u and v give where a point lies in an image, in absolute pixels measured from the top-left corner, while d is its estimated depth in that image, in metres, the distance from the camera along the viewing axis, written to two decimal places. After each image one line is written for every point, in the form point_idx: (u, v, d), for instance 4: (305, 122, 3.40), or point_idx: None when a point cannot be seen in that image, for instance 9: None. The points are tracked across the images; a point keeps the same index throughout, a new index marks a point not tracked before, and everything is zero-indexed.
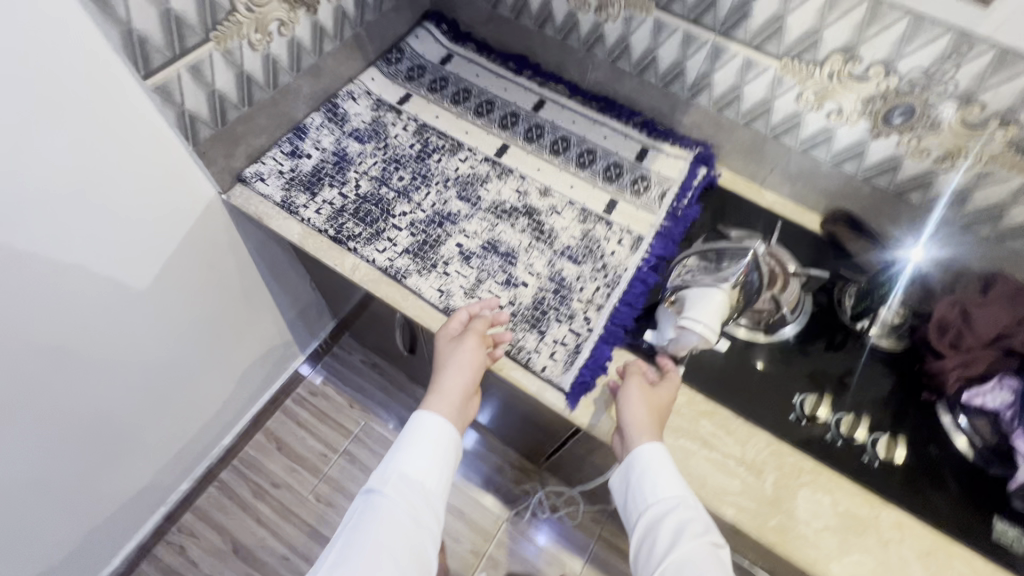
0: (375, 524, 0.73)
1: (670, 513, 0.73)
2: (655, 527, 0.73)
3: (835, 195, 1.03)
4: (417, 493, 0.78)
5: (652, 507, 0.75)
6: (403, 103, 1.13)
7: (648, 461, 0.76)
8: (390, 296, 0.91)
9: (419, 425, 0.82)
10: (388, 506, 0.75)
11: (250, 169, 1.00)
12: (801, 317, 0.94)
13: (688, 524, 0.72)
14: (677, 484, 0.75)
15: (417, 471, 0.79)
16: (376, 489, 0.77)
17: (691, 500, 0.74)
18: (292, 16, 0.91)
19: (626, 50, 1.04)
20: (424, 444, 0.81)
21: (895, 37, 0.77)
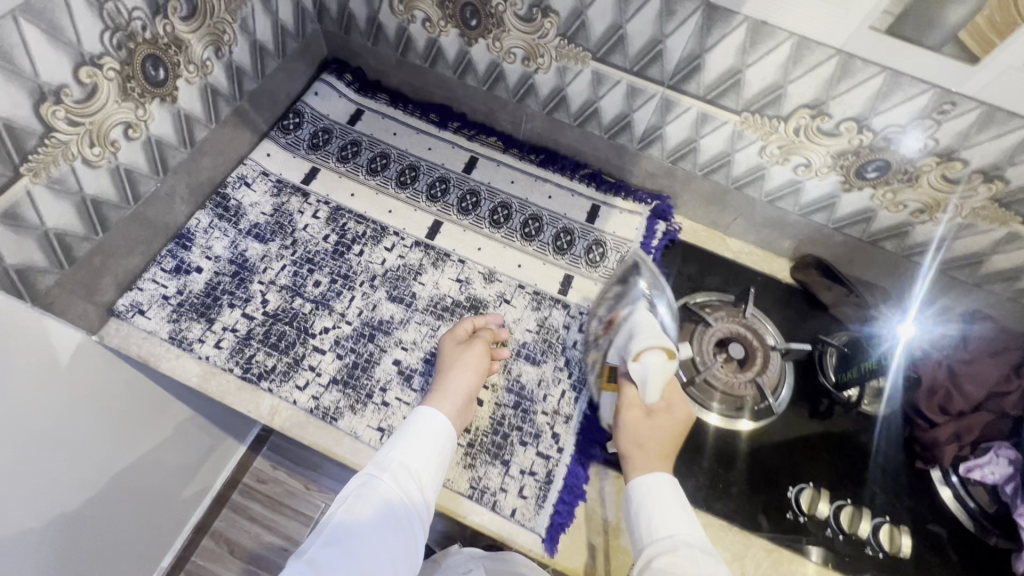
0: (367, 512, 0.61)
1: (664, 552, 0.59)
2: (646, 567, 0.59)
3: (804, 241, 0.94)
4: (412, 489, 0.65)
5: (645, 545, 0.61)
6: (308, 182, 0.95)
7: (642, 494, 0.64)
8: (321, 443, 0.76)
9: (419, 419, 0.70)
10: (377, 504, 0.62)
11: (124, 299, 0.81)
12: (784, 400, 0.84)
13: (686, 566, 0.57)
14: (678, 521, 0.62)
15: (416, 467, 0.66)
16: (370, 479, 0.64)
17: (699, 541, 0.60)
18: (142, 114, 0.71)
19: (562, 102, 0.90)
20: (427, 441, 0.68)
21: (870, 94, 0.67)
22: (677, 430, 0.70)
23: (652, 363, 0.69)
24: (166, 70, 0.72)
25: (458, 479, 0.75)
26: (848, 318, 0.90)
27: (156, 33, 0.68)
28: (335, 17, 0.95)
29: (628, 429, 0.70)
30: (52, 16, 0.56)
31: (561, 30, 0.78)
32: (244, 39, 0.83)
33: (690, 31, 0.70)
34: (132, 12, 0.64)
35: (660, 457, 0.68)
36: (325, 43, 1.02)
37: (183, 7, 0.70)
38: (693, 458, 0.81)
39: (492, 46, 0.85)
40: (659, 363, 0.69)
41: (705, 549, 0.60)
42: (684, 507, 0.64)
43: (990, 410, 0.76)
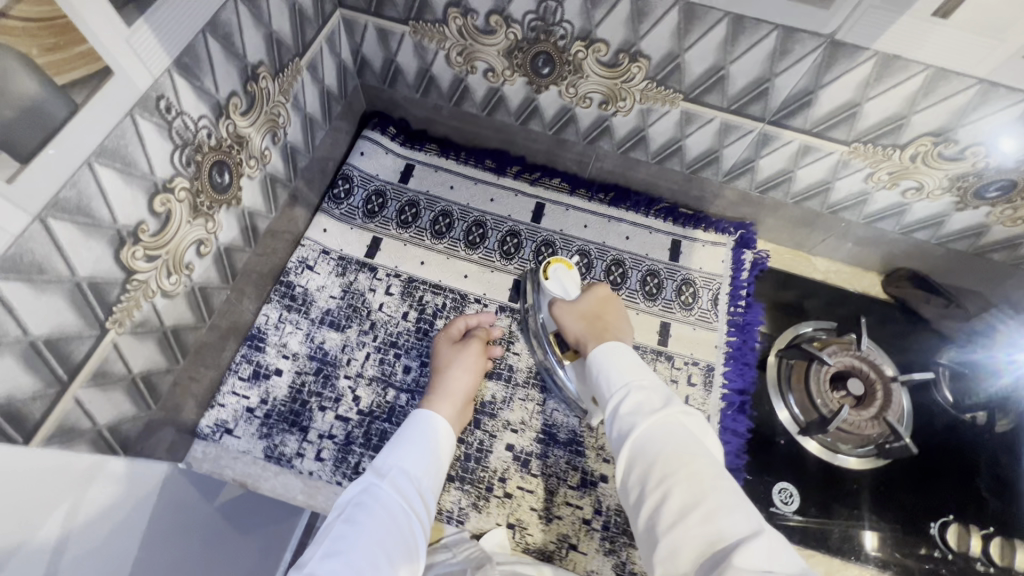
0: (366, 520, 0.55)
1: (625, 398, 0.57)
2: (614, 423, 0.56)
3: (900, 255, 0.91)
4: (409, 494, 0.59)
5: (609, 399, 0.59)
6: (373, 254, 0.88)
7: (603, 357, 0.62)
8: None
9: (412, 423, 0.66)
10: (375, 507, 0.56)
11: (207, 419, 0.75)
12: (908, 424, 0.82)
13: (646, 404, 0.56)
14: (639, 374, 0.60)
15: (411, 470, 0.61)
16: (364, 486, 0.59)
17: (653, 385, 0.58)
18: (211, 226, 0.64)
19: (641, 141, 0.83)
20: (420, 441, 0.64)
21: (1008, 118, 0.62)
22: (617, 318, 0.71)
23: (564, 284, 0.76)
24: (230, 172, 0.64)
25: (602, 569, 0.71)
26: (951, 331, 0.88)
27: (219, 136, 0.60)
28: (379, 72, 0.87)
29: (566, 314, 0.72)
30: (125, 151, 0.48)
31: (649, 74, 0.71)
32: (295, 115, 0.75)
33: (804, 68, 0.64)
34: (198, 122, 0.56)
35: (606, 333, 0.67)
36: (365, 97, 0.94)
37: (242, 101, 0.62)
38: (831, 506, 0.78)
39: (565, 92, 0.79)
40: (565, 275, 0.77)
41: (657, 386, 0.58)
42: (644, 363, 0.61)
43: None
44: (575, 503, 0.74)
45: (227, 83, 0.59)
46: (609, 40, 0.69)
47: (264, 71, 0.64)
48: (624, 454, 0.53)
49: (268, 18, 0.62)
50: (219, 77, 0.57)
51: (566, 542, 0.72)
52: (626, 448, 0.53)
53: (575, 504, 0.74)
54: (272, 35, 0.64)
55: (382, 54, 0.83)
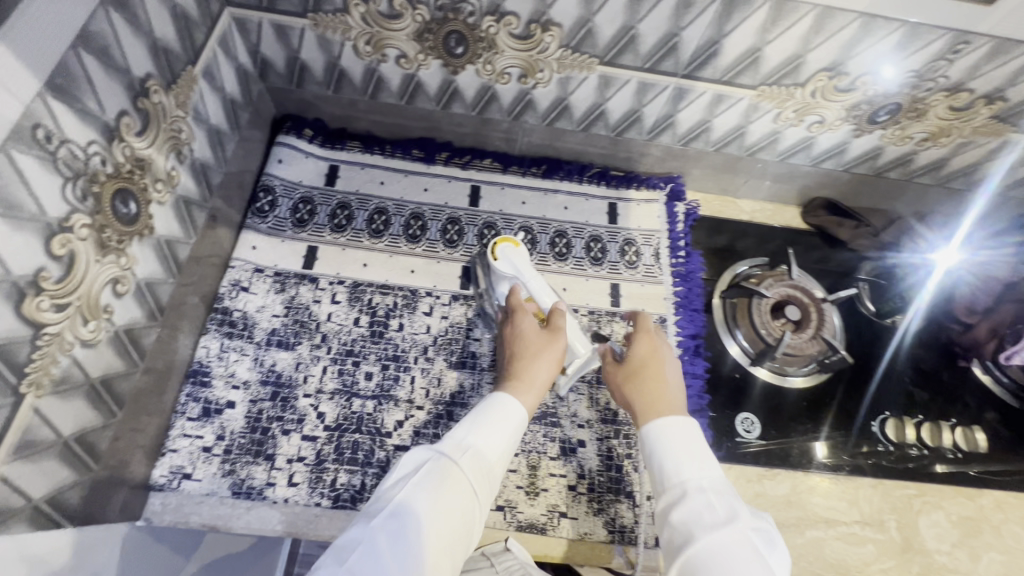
0: (436, 489, 0.51)
1: (680, 501, 0.54)
2: (665, 527, 0.53)
3: (813, 187, 0.98)
4: (478, 475, 0.55)
5: (660, 498, 0.56)
6: (311, 264, 0.84)
7: (656, 435, 0.60)
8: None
9: (491, 403, 0.62)
10: (447, 481, 0.52)
11: (161, 468, 0.69)
12: (841, 337, 0.90)
13: (706, 514, 0.51)
14: (697, 471, 0.55)
15: (484, 452, 0.57)
16: (439, 454, 0.55)
17: (718, 489, 0.54)
18: (126, 261, 0.58)
19: (565, 110, 0.84)
20: (499, 426, 0.60)
21: (888, 47, 0.68)
22: (666, 376, 0.68)
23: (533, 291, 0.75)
24: (136, 201, 0.58)
25: (595, 529, 0.73)
26: (866, 249, 0.95)
27: (116, 162, 0.55)
28: (283, 72, 0.81)
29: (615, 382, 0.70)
30: (5, 193, 0.43)
31: (563, 42, 0.71)
32: (199, 129, 0.70)
33: (708, 19, 0.66)
34: (88, 149, 0.51)
35: (654, 397, 0.64)
36: (272, 101, 0.88)
37: (135, 120, 0.57)
38: (789, 425, 0.84)
39: (482, 70, 0.77)
40: (513, 253, 0.76)
41: (719, 489, 0.54)
42: (705, 449, 0.58)
43: (1011, 301, 0.86)
44: (558, 473, 0.75)
45: (114, 101, 0.53)
46: (519, 12, 0.68)
47: (155, 84, 0.59)
48: (677, 565, 0.50)
49: (148, 24, 0.56)
50: (103, 96, 0.52)
51: (556, 511, 0.73)
52: (680, 560, 0.50)
53: (559, 473, 0.75)
54: (157, 42, 0.58)
55: (284, 53, 0.78)
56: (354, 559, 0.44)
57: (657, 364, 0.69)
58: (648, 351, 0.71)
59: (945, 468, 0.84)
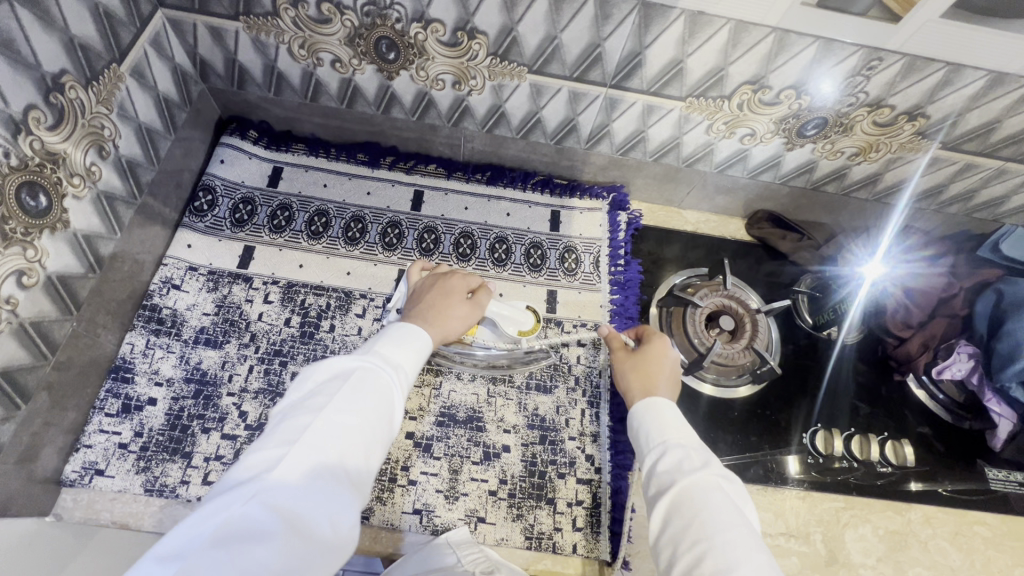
0: (347, 400, 0.48)
1: (662, 455, 0.56)
2: (650, 483, 0.55)
3: (755, 199, 0.99)
4: (399, 382, 0.54)
5: (645, 459, 0.58)
6: (245, 264, 0.84)
7: (644, 414, 0.61)
8: (361, 546, 0.71)
9: (401, 329, 0.60)
10: (376, 388, 0.51)
11: (74, 464, 0.69)
12: (776, 351, 0.91)
13: (686, 463, 0.54)
14: (679, 434, 0.58)
15: (405, 366, 0.56)
16: (358, 365, 0.52)
17: (694, 445, 0.56)
18: (33, 254, 0.59)
19: (502, 118, 0.85)
20: (415, 347, 0.59)
21: (804, 62, 0.69)
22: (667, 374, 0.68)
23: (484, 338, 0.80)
24: (46, 194, 0.59)
25: (512, 535, 0.73)
26: (807, 261, 0.96)
27: (22, 156, 0.56)
28: (224, 73, 0.83)
29: (620, 368, 0.69)
30: None
31: (490, 50, 0.73)
32: (126, 126, 0.71)
33: (628, 30, 0.67)
34: None
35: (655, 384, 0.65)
36: (216, 102, 0.90)
37: (46, 115, 0.58)
38: (718, 436, 0.84)
39: (416, 76, 0.79)
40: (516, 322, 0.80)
41: (696, 446, 0.56)
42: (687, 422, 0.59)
43: (943, 315, 0.86)
44: (480, 477, 0.75)
45: (20, 96, 0.55)
46: (444, 20, 0.69)
47: (71, 80, 0.60)
48: (659, 506, 0.52)
49: (63, 22, 0.57)
50: (7, 91, 0.53)
51: (474, 516, 0.73)
52: (661, 504, 0.52)
53: (480, 478, 0.75)
54: (74, 40, 0.59)
55: (221, 54, 0.79)
56: (295, 458, 0.43)
57: (666, 360, 0.69)
58: (660, 347, 0.70)
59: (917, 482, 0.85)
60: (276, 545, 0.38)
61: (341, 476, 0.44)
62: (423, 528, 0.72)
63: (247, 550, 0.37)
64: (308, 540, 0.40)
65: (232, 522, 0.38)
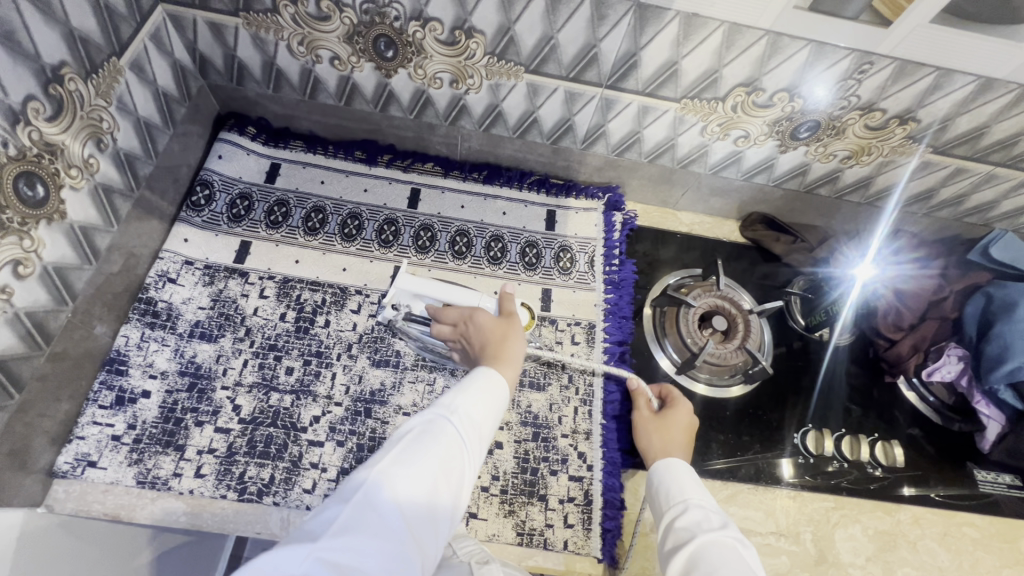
0: (417, 449, 0.46)
1: (682, 513, 0.56)
2: (667, 540, 0.55)
3: (749, 202, 1.00)
4: (470, 436, 0.51)
5: (665, 516, 0.58)
6: (242, 258, 0.84)
7: (664, 480, 0.61)
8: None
9: (480, 377, 0.58)
10: (445, 441, 0.48)
11: (66, 456, 0.69)
12: (768, 351, 0.92)
13: (705, 523, 0.54)
14: (699, 494, 0.58)
15: (476, 422, 0.53)
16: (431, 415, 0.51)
17: (714, 507, 0.56)
18: (29, 244, 0.60)
19: (499, 117, 0.86)
20: (485, 398, 0.55)
21: (797, 66, 0.70)
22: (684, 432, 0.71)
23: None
24: (44, 184, 0.60)
25: (504, 531, 0.73)
26: (800, 263, 0.97)
27: (21, 146, 0.57)
28: (223, 69, 0.83)
29: (641, 429, 0.72)
30: None
31: (488, 49, 0.73)
32: (124, 120, 0.71)
33: (624, 32, 0.68)
34: None
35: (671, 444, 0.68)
36: (215, 98, 0.90)
37: (45, 106, 0.58)
38: (710, 435, 0.85)
39: (414, 74, 0.80)
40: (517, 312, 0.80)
41: (717, 511, 0.55)
42: (704, 487, 0.60)
43: (933, 317, 0.87)
44: None
45: (19, 87, 0.55)
46: (442, 18, 0.70)
47: (70, 72, 0.60)
48: (675, 559, 0.51)
49: (63, 15, 0.58)
50: (6, 81, 0.53)
51: (466, 512, 0.74)
52: (677, 558, 0.51)
53: None
54: (74, 32, 0.60)
55: (221, 50, 0.80)
56: (361, 512, 0.40)
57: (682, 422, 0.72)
58: (682, 411, 0.73)
59: (908, 483, 0.85)
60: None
61: (407, 535, 0.41)
62: None
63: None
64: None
65: None
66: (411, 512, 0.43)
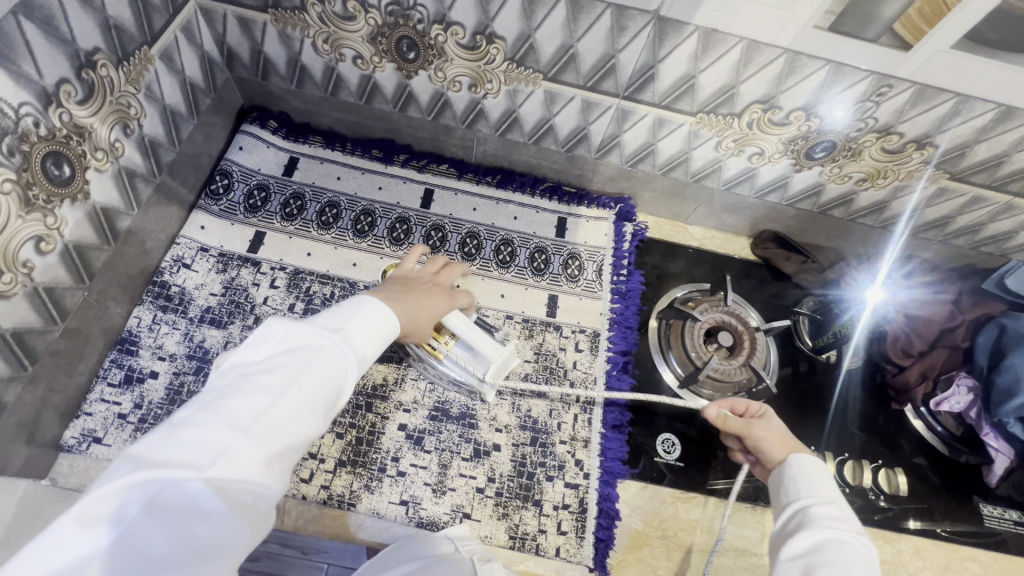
0: (307, 381, 0.45)
1: (816, 504, 0.54)
2: (789, 522, 0.54)
3: (762, 219, 1.00)
4: (358, 370, 0.50)
5: (792, 502, 0.56)
6: (256, 249, 0.86)
7: (794, 470, 0.60)
8: (337, 530, 0.72)
9: (361, 303, 0.55)
10: (332, 375, 0.47)
11: (73, 431, 0.71)
12: (773, 371, 0.91)
13: (839, 522, 0.52)
14: (830, 490, 0.56)
15: (368, 354, 0.52)
16: (325, 346, 0.48)
17: (843, 506, 0.54)
18: (53, 221, 0.61)
19: (515, 122, 0.87)
20: (380, 328, 0.54)
21: (816, 84, 0.70)
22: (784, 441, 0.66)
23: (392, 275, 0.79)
24: (70, 164, 0.62)
25: (497, 533, 0.73)
26: (810, 284, 0.96)
27: (51, 126, 0.58)
28: (249, 63, 0.85)
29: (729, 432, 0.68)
30: None
31: (508, 55, 0.75)
32: (151, 107, 0.73)
33: (643, 43, 0.69)
34: (19, 110, 0.54)
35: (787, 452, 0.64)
36: (240, 91, 0.92)
37: (77, 90, 0.60)
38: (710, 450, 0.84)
39: (434, 77, 0.81)
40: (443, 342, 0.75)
41: (846, 512, 0.53)
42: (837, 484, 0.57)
43: (944, 345, 0.86)
44: (468, 474, 0.76)
45: (54, 70, 0.57)
46: (464, 23, 0.71)
47: (102, 58, 0.62)
48: (799, 541, 0.50)
49: (100, 4, 0.60)
50: (42, 63, 0.55)
51: (460, 512, 0.74)
52: (802, 539, 0.50)
53: (469, 475, 0.76)
54: (109, 21, 0.62)
55: (248, 45, 0.82)
56: (242, 440, 0.40)
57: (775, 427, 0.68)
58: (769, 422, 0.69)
59: (910, 512, 0.84)
60: (213, 528, 0.37)
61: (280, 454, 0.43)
62: (409, 520, 0.73)
63: (181, 533, 0.36)
64: (243, 523, 0.39)
65: (165, 500, 0.36)
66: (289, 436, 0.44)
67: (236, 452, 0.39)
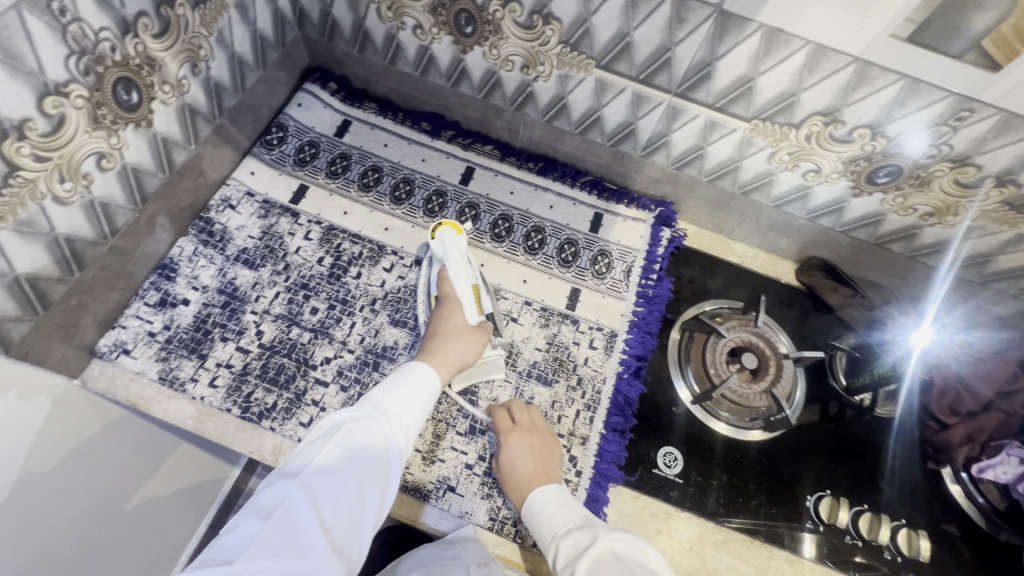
0: (341, 452, 0.51)
1: (561, 541, 0.61)
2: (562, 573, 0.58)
3: (810, 243, 0.94)
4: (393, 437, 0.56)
5: (551, 551, 0.62)
6: (297, 201, 0.89)
7: (540, 501, 0.66)
8: (399, 513, 0.72)
9: (407, 371, 0.64)
10: (366, 442, 0.54)
11: (107, 339, 0.76)
12: (796, 404, 0.85)
13: (581, 539, 0.59)
14: (571, 513, 0.64)
15: (402, 416, 0.59)
16: (358, 417, 0.55)
17: (584, 520, 0.62)
18: (115, 142, 0.66)
19: (563, 110, 0.87)
20: (417, 392, 0.62)
21: (886, 100, 0.65)
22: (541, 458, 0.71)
23: (446, 236, 0.78)
24: (138, 92, 0.67)
25: (478, 512, 0.73)
26: (854, 320, 0.90)
27: (126, 54, 0.63)
28: (318, 24, 0.89)
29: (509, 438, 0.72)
30: (9, 44, 0.51)
31: (563, 37, 0.74)
32: (220, 51, 0.78)
33: (702, 37, 0.66)
34: (99, 34, 0.59)
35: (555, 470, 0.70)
36: (307, 50, 0.97)
37: (154, 24, 0.65)
38: (714, 472, 0.80)
39: (488, 54, 0.82)
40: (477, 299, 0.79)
41: (586, 522, 0.62)
42: (574, 500, 0.66)
43: (999, 409, 0.76)
44: (460, 450, 0.76)
45: (135, 1, 0.62)
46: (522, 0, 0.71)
47: None
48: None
49: None
50: None
51: (445, 484, 0.74)
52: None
53: (460, 450, 0.76)
54: None
55: (319, 6, 0.86)
56: (287, 523, 0.45)
57: (539, 449, 0.72)
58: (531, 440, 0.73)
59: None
60: None
61: (327, 540, 0.46)
62: None
63: None
64: None
65: None
66: (333, 512, 0.48)
67: (272, 540, 0.43)
